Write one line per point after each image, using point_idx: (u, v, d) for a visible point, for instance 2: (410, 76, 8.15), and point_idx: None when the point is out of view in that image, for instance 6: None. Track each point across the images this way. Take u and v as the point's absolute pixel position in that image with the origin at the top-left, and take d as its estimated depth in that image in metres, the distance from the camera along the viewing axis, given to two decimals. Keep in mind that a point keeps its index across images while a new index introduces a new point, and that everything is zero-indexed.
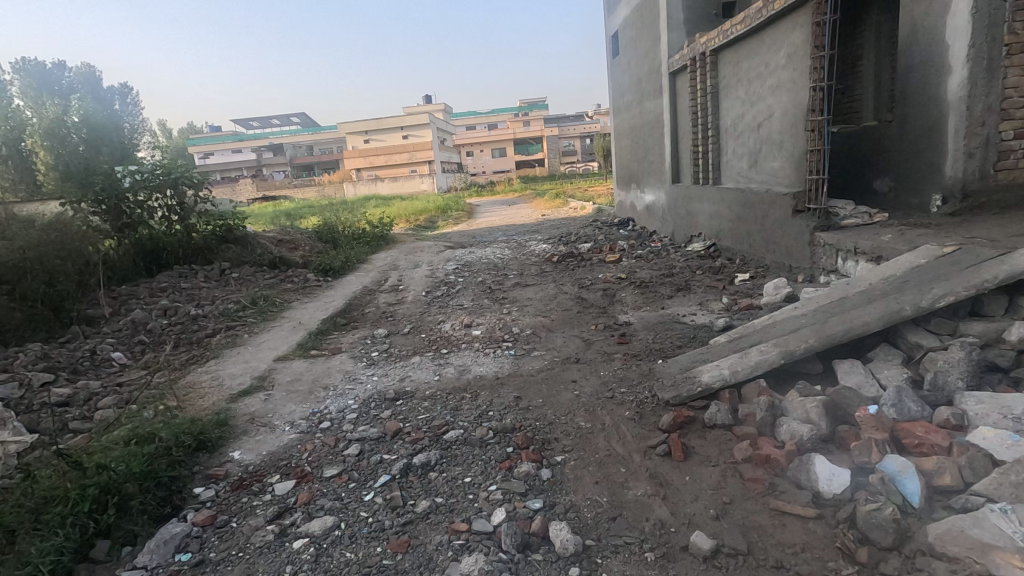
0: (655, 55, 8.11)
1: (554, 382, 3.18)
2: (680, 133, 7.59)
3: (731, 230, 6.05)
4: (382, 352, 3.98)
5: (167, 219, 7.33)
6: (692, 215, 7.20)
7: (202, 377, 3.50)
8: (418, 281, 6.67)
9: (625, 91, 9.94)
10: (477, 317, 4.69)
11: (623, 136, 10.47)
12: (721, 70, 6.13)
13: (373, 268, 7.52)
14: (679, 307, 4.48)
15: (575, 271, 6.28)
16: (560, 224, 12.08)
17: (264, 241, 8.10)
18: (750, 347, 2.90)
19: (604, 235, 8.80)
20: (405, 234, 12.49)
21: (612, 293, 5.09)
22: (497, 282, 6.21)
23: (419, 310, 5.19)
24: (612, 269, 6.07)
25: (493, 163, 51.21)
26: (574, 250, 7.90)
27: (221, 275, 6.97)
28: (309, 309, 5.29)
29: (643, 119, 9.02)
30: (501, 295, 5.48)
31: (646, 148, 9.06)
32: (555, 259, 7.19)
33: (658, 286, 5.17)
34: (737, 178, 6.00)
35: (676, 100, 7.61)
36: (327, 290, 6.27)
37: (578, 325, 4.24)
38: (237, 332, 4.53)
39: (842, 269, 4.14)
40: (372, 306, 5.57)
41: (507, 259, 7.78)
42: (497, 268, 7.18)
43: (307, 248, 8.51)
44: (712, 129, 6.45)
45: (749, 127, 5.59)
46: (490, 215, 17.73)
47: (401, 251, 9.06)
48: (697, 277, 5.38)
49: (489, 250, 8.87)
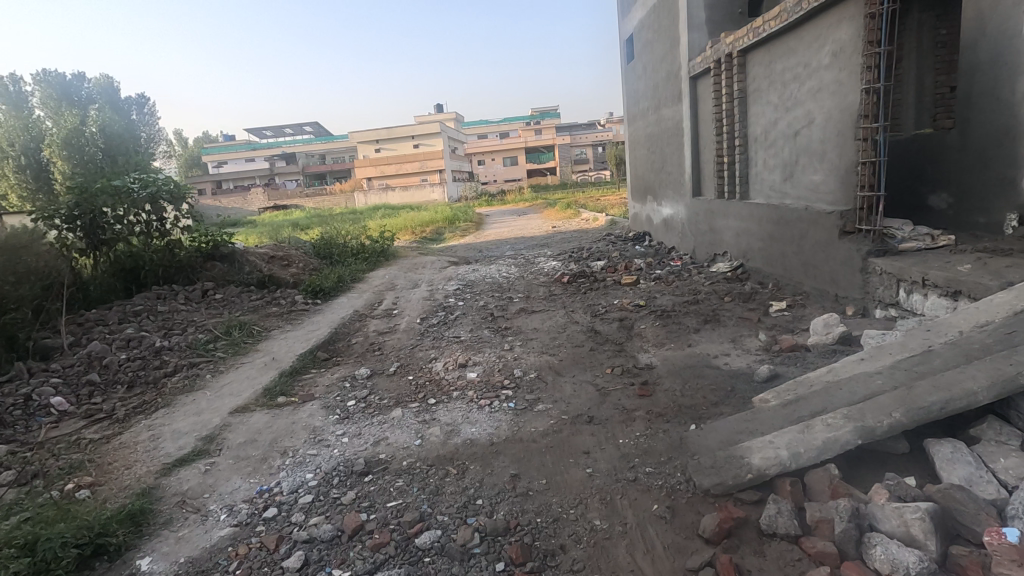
0: (674, 59, 7.51)
1: (560, 452, 2.56)
2: (702, 143, 6.98)
3: (762, 251, 5.40)
4: (360, 401, 3.39)
5: (151, 234, 6.78)
6: (716, 232, 6.56)
7: (141, 435, 2.93)
8: (414, 304, 6.08)
9: (640, 97, 9.34)
10: (474, 353, 4.08)
11: (638, 145, 9.87)
12: (750, 72, 5.50)
13: (368, 288, 6.95)
14: (708, 345, 3.85)
15: (587, 295, 5.66)
16: (571, 238, 11.44)
17: (253, 257, 7.57)
18: (812, 416, 2.26)
19: (618, 252, 8.17)
20: (409, 247, 11.95)
21: (628, 325, 4.46)
22: (500, 307, 5.61)
23: (411, 342, 4.60)
24: (628, 294, 5.45)
25: (504, 172, 50.74)
26: (586, 268, 7.29)
27: (203, 297, 6.47)
28: (288, 339, 4.71)
29: (661, 128, 8.41)
30: (504, 324, 4.87)
31: (663, 159, 8.44)
32: (565, 280, 6.58)
33: (680, 316, 4.54)
34: (769, 192, 5.35)
35: (697, 107, 7.01)
36: (313, 315, 5.70)
37: (591, 367, 3.62)
38: (200, 371, 3.97)
39: (906, 303, 3.49)
40: (360, 336, 4.98)
41: (512, 278, 7.17)
42: (501, 289, 6.57)
43: (301, 264, 7.98)
44: (738, 139, 5.82)
45: (784, 136, 4.96)
46: (500, 226, 17.17)
47: (401, 268, 8.49)
48: (725, 305, 4.74)
49: (495, 266, 8.27)
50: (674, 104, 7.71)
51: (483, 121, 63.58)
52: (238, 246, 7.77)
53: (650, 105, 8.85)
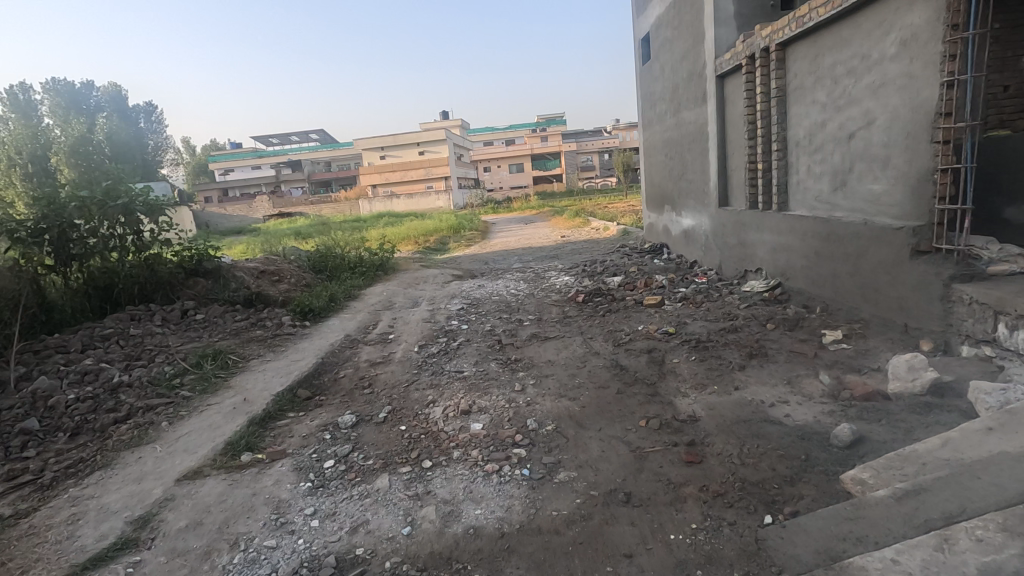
0: (697, 57, 6.93)
1: (593, 554, 1.93)
2: (730, 149, 6.39)
3: (806, 270, 4.77)
4: (339, 462, 2.77)
5: (127, 249, 6.15)
6: (747, 246, 5.94)
7: (61, 515, 2.33)
8: (412, 328, 5.47)
9: (657, 101, 8.76)
10: (480, 395, 3.46)
11: (654, 152, 9.27)
12: (791, 68, 4.90)
13: (363, 308, 6.34)
14: (759, 390, 3.21)
15: (606, 319, 5.03)
16: (582, 249, 10.82)
17: (241, 271, 6.99)
18: (947, 520, 1.63)
19: (636, 266, 7.54)
20: (411, 259, 11.38)
21: (659, 360, 3.83)
22: (510, 332, 4.99)
23: (406, 378, 3.99)
24: (654, 317, 4.82)
25: (510, 179, 50.21)
26: (602, 285, 6.67)
27: (182, 318, 5.90)
28: (266, 373, 4.11)
29: (681, 133, 7.82)
30: (513, 355, 4.26)
31: (683, 166, 7.84)
32: (580, 299, 5.95)
33: (719, 348, 3.90)
34: (815, 203, 4.73)
35: (725, 109, 6.42)
36: (300, 340, 5.10)
37: (621, 418, 3.00)
38: (157, 416, 3.36)
39: (1007, 342, 2.85)
40: (350, 368, 4.37)
41: (522, 296, 6.55)
42: (509, 309, 5.96)
43: (293, 280, 7.41)
44: (775, 144, 5.21)
45: (834, 140, 4.34)
46: (506, 236, 16.55)
47: (401, 283, 7.90)
48: (770, 334, 4.10)
49: (502, 281, 7.66)
50: (697, 107, 7.11)
51: (489, 128, 63.25)
52: (225, 260, 7.19)
53: (668, 108, 8.26)
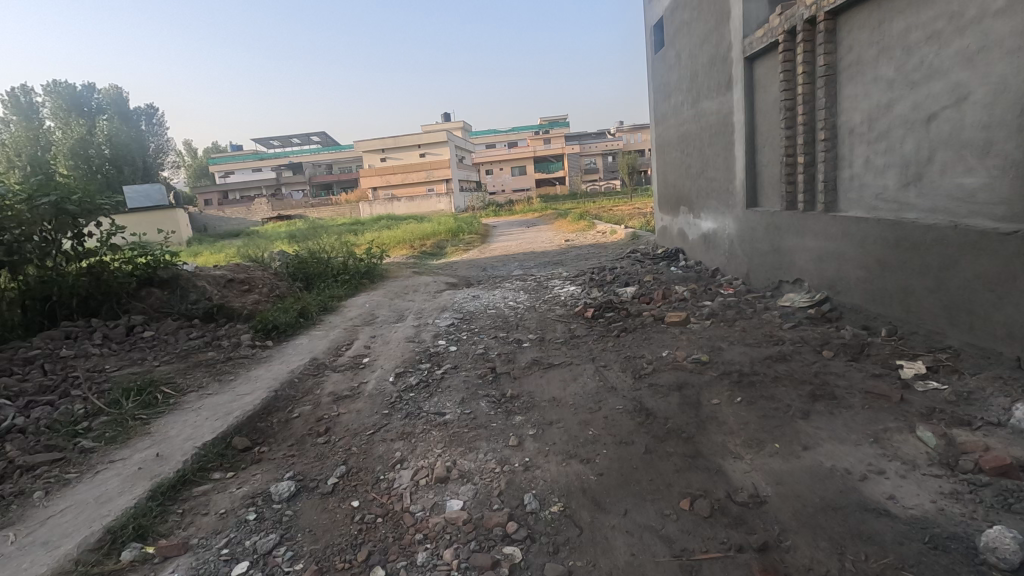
0: (721, 38, 6.10)
1: None
2: (761, 142, 5.57)
3: (864, 282, 3.94)
4: (255, 566, 1.95)
5: (64, 255, 5.27)
6: (783, 253, 5.11)
7: None
8: (390, 350, 4.63)
9: (673, 91, 7.95)
10: (462, 453, 2.63)
11: (668, 148, 8.45)
12: (845, 40, 4.07)
13: (339, 323, 5.52)
14: (839, 450, 2.38)
15: (621, 341, 4.20)
16: (588, 255, 9.98)
17: (204, 280, 6.17)
18: None
19: (651, 275, 6.71)
20: (403, 265, 10.57)
21: (694, 400, 3.00)
22: (506, 357, 4.16)
23: (373, 421, 3.17)
24: (679, 340, 3.99)
25: (512, 182, 49.43)
26: (613, 297, 5.83)
27: (128, 336, 5.09)
28: (198, 415, 3.29)
29: (700, 126, 7.00)
30: (509, 390, 3.43)
31: (702, 163, 7.03)
32: (589, 314, 5.13)
33: (770, 385, 3.07)
34: (876, 202, 3.90)
35: (754, 97, 5.60)
36: (254, 365, 4.27)
37: (653, 494, 2.17)
38: (33, 483, 2.53)
39: None
40: (308, 406, 3.54)
41: (522, 309, 5.72)
42: (507, 326, 5.12)
43: (265, 290, 6.60)
44: (822, 132, 4.38)
45: (906, 124, 3.52)
46: (506, 240, 15.72)
47: (387, 293, 7.08)
48: (831, 365, 3.26)
49: (500, 291, 6.83)
50: (720, 96, 6.29)
51: (491, 129, 62.48)
52: (187, 268, 6.37)
53: (686, 99, 7.44)
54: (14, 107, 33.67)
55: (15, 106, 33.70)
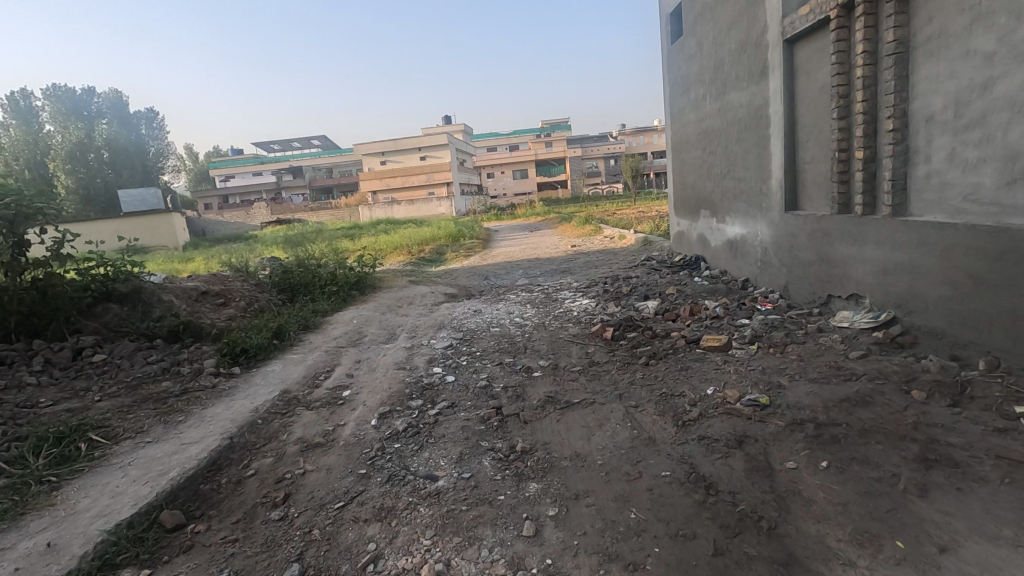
0: (754, 20, 5.42)
1: None
2: (803, 136, 4.89)
3: (949, 302, 3.24)
4: None
5: (2, 266, 4.48)
6: (833, 263, 4.42)
7: None
8: (376, 379, 3.92)
9: (693, 84, 7.28)
10: (458, 548, 1.93)
11: (687, 147, 7.77)
12: (923, 9, 3.38)
13: (320, 344, 4.82)
14: (992, 555, 1.68)
15: (651, 372, 3.50)
16: (597, 262, 9.26)
17: (171, 293, 5.48)
18: None
19: (673, 286, 6.00)
20: (399, 272, 9.87)
21: (763, 464, 2.29)
22: (514, 391, 3.45)
23: (345, 486, 2.47)
24: (726, 373, 3.28)
25: (514, 185, 48.77)
26: (633, 313, 5.13)
27: (75, 361, 4.39)
28: (124, 476, 2.59)
29: (726, 122, 6.32)
30: (520, 442, 2.72)
31: (729, 161, 6.34)
32: (609, 335, 4.41)
33: (860, 441, 2.36)
34: (964, 204, 3.21)
35: (795, 84, 4.92)
36: (212, 400, 3.56)
37: None
38: None
39: None
40: (268, 459, 2.84)
41: (529, 327, 5.01)
42: (513, 349, 4.41)
43: (242, 304, 5.90)
44: (889, 121, 3.69)
45: (1013, 107, 2.82)
46: (509, 244, 15.03)
47: (379, 306, 6.38)
48: (931, 412, 2.56)
49: (504, 304, 6.13)
50: (752, 85, 5.61)
51: (492, 133, 61.92)
52: (154, 279, 5.67)
53: (709, 91, 6.75)
54: (12, 111, 33.23)
55: (11, 109, 33.24)
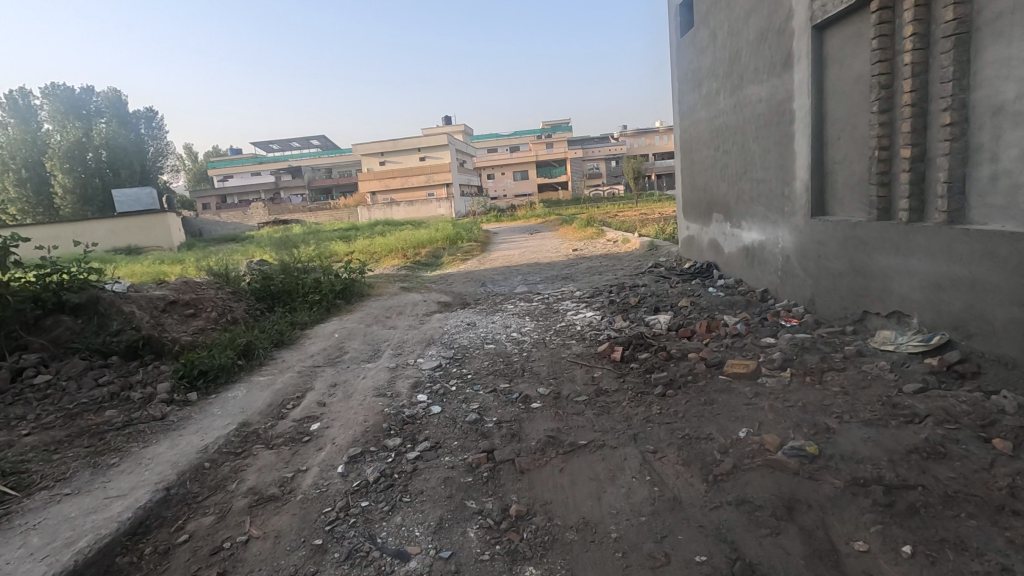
0: (777, 5, 4.92)
1: None
2: (833, 132, 4.39)
3: None
4: None
5: None
6: (871, 276, 3.91)
7: None
8: (351, 408, 3.41)
9: (705, 78, 6.78)
10: None
11: (698, 146, 7.26)
12: None
13: (293, 363, 4.32)
14: None
15: (670, 406, 2.99)
16: (601, 268, 8.76)
17: (134, 304, 4.98)
18: None
19: (686, 297, 5.49)
20: (392, 277, 9.38)
21: (825, 547, 1.79)
22: (509, 428, 2.94)
23: (293, 564, 1.97)
24: (760, 408, 2.77)
25: (514, 186, 48.30)
26: (642, 329, 4.63)
27: (13, 383, 3.89)
28: (22, 547, 2.09)
29: (742, 118, 5.82)
30: (515, 503, 2.21)
31: (745, 161, 5.84)
32: (617, 356, 3.91)
33: (947, 513, 1.85)
34: None
35: (825, 75, 4.42)
36: (157, 435, 3.06)
37: None
38: None
39: None
40: (208, 519, 2.33)
41: (528, 345, 4.50)
42: (509, 371, 3.91)
43: (214, 314, 5.40)
44: (945, 114, 3.18)
45: None
46: (508, 247, 14.55)
47: (366, 317, 5.88)
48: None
49: (501, 316, 5.62)
50: (774, 78, 5.11)
51: (492, 133, 61.37)
52: (116, 289, 5.18)
53: (723, 86, 6.25)
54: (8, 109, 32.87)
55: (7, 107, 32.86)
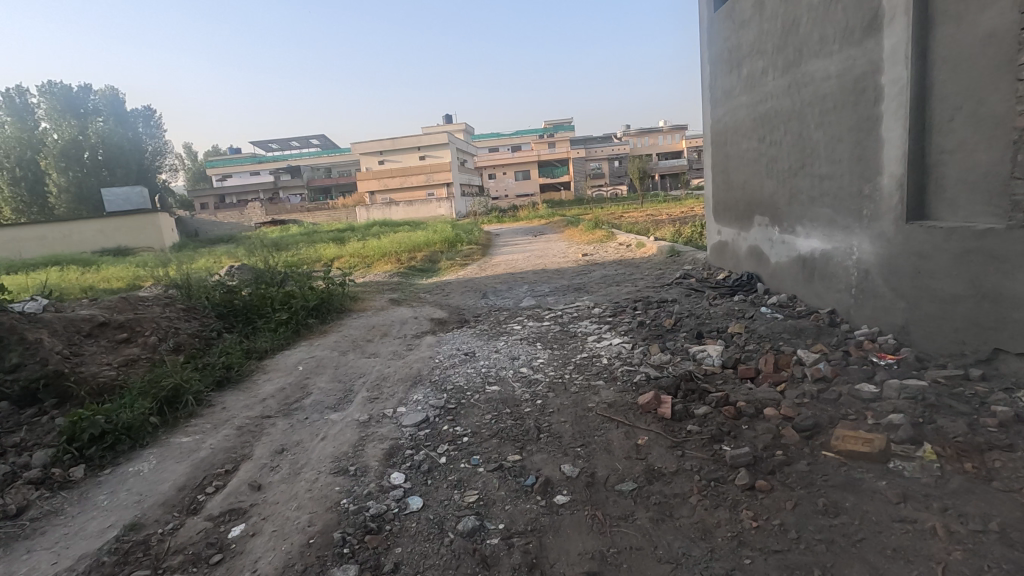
0: None
1: None
2: (943, 113, 3.36)
3: None
4: None
5: None
6: (1011, 304, 2.90)
7: None
8: (293, 496, 2.38)
9: (747, 57, 5.75)
10: None
11: (735, 138, 6.25)
12: None
13: (233, 414, 3.28)
14: None
15: (769, 515, 1.96)
16: (617, 278, 7.71)
17: (45, 330, 3.97)
18: None
19: (734, 320, 4.46)
20: (384, 287, 8.37)
21: None
22: (523, 552, 1.91)
23: None
24: (926, 531, 1.74)
25: (516, 186, 47.26)
26: (689, 366, 3.60)
27: None
28: None
29: (800, 101, 4.79)
30: None
31: (803, 153, 4.81)
32: (667, 413, 2.88)
33: None
34: None
35: (931, 39, 3.39)
36: None
37: None
38: None
39: None
40: None
41: (541, 390, 3.46)
42: (520, 431, 2.89)
43: (154, 339, 4.38)
44: None
45: None
46: (511, 252, 13.53)
47: (343, 342, 4.85)
48: None
49: (506, 341, 4.59)
50: (848, 48, 4.08)
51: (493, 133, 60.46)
52: (28, 311, 4.18)
53: (772, 63, 5.23)
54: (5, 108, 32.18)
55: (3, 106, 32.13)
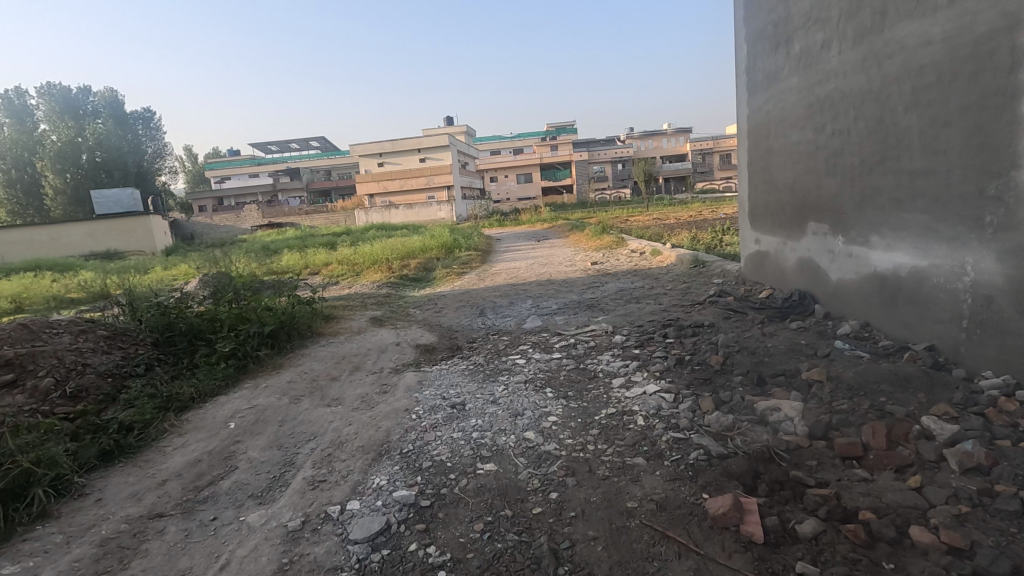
0: None
1: None
2: None
3: None
4: None
5: None
6: None
7: None
8: None
9: (800, 30, 4.72)
10: None
11: (781, 129, 5.22)
12: None
13: (106, 514, 2.25)
14: None
15: None
16: (635, 292, 6.67)
17: None
18: None
19: (805, 359, 3.40)
20: (368, 302, 7.33)
21: None
22: None
23: None
24: None
25: (517, 189, 46.26)
26: (764, 438, 2.55)
27: None
28: None
29: (881, 78, 3.76)
30: None
31: (885, 144, 3.78)
32: (757, 535, 1.84)
33: None
34: None
35: None
36: None
37: None
38: None
39: None
40: None
41: (556, 473, 2.41)
42: (527, 563, 1.85)
43: (50, 383, 3.35)
44: None
45: None
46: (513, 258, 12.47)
47: (299, 382, 3.80)
48: None
49: (505, 384, 3.55)
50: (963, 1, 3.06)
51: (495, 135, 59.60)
52: None
53: (838, 34, 4.20)
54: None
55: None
